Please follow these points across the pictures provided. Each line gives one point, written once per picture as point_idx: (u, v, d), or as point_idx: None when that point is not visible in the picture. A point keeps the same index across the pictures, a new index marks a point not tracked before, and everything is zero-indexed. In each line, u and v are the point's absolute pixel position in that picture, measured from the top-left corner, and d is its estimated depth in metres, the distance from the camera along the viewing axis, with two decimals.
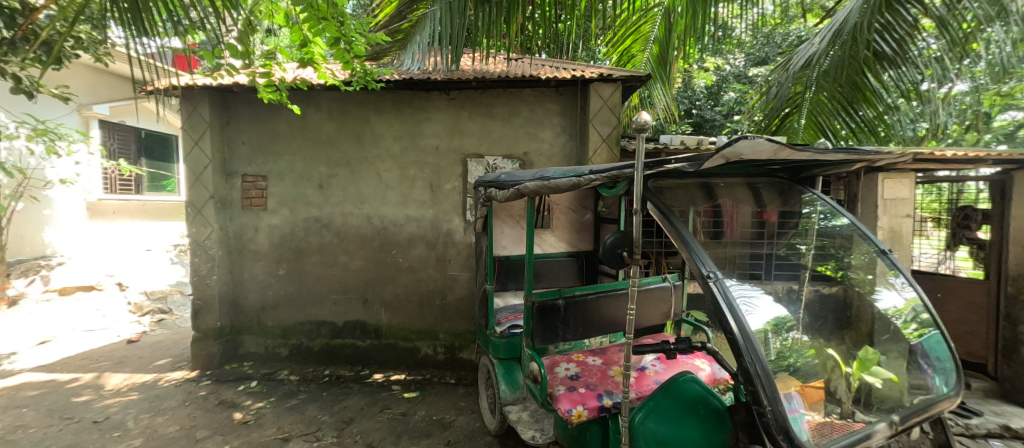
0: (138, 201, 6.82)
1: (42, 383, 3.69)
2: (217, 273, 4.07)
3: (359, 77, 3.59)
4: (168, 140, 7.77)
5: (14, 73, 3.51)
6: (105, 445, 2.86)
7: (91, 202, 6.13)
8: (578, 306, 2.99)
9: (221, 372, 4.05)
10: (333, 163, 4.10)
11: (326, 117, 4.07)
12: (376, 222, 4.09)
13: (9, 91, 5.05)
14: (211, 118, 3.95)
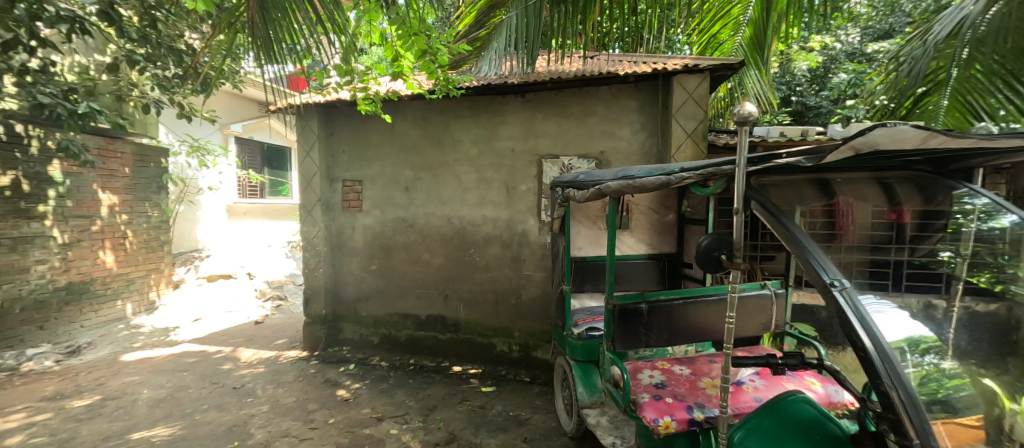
0: (260, 204, 8.08)
1: (196, 353, 4.53)
2: (322, 266, 4.63)
3: (442, 86, 3.83)
4: (284, 152, 9.02)
5: (178, 101, 4.37)
6: (242, 408, 3.43)
7: (229, 204, 7.42)
8: (664, 313, 2.79)
9: (325, 354, 4.60)
10: (417, 167, 4.42)
11: (411, 125, 4.41)
12: (456, 222, 4.33)
13: (174, 116, 6.28)
14: (319, 130, 4.53)
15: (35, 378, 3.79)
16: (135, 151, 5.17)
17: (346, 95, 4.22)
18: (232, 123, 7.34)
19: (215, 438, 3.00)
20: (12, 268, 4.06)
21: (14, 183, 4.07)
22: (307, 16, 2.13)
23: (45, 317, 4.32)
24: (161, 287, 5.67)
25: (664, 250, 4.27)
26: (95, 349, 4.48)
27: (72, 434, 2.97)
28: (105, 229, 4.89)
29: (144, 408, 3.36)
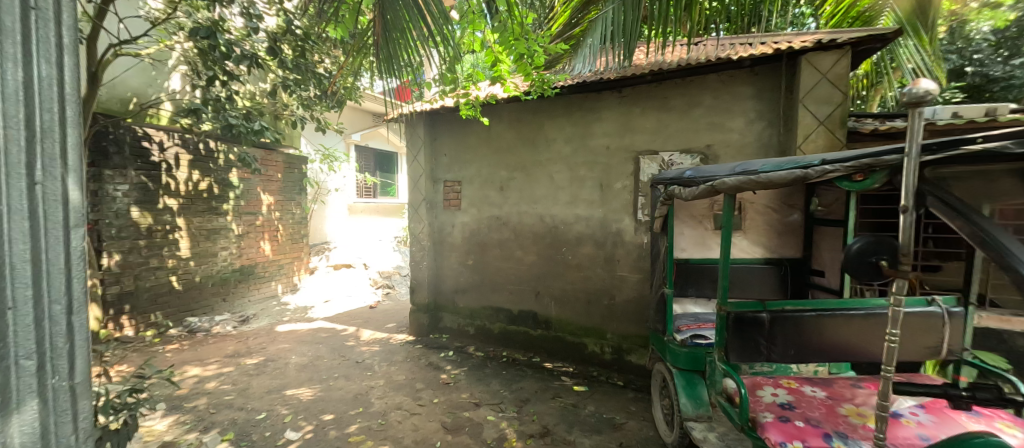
0: (375, 203, 9.19)
1: (328, 329, 5.34)
2: (427, 260, 5.09)
3: (537, 87, 3.88)
4: (392, 156, 10.07)
5: (314, 116, 5.20)
6: (364, 381, 3.96)
7: (350, 204, 8.57)
8: (791, 324, 2.43)
9: (429, 340, 5.05)
10: (512, 167, 4.57)
11: (506, 127, 4.58)
12: (548, 221, 4.38)
13: (312, 129, 7.45)
14: (424, 135, 4.98)
15: (220, 338, 4.85)
16: (285, 159, 6.28)
17: (450, 101, 4.53)
18: (353, 132, 8.43)
19: (344, 403, 3.51)
20: (206, 252, 5.24)
21: (208, 186, 5.24)
22: (425, 34, 2.26)
23: (226, 292, 5.50)
24: (301, 272, 6.78)
25: (785, 254, 3.76)
26: (258, 319, 5.56)
27: (245, 386, 3.74)
28: (264, 224, 6.01)
29: (292, 371, 4.09)
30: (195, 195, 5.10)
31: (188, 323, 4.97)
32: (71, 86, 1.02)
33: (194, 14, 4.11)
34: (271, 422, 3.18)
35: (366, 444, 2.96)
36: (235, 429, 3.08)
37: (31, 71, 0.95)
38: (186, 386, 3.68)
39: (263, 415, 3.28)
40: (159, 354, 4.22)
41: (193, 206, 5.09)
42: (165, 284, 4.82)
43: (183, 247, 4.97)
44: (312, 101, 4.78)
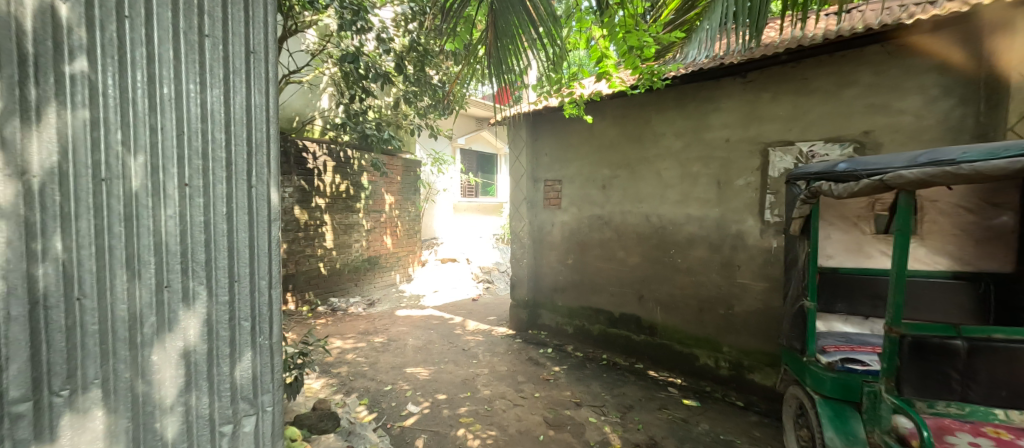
0: (477, 202, 9.72)
1: (438, 317, 5.84)
2: (527, 258, 5.22)
3: (646, 81, 3.66)
4: (492, 158, 10.58)
5: (426, 123, 5.74)
6: (470, 367, 4.24)
7: (455, 203, 9.20)
8: (1005, 356, 1.89)
9: (529, 336, 5.15)
10: (615, 165, 4.40)
11: (610, 124, 4.42)
12: (654, 221, 4.11)
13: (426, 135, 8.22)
14: (526, 135, 5.12)
15: (353, 317, 5.66)
16: (404, 163, 7.04)
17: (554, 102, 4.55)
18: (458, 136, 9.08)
19: (455, 386, 3.80)
20: (344, 244, 6.14)
21: (347, 188, 6.10)
22: (531, 39, 2.33)
23: (358, 278, 6.38)
24: (414, 265, 7.49)
25: (985, 268, 2.82)
26: (382, 303, 6.35)
27: (373, 361, 4.31)
28: (387, 220, 6.81)
29: (411, 352, 4.57)
30: (338, 196, 5.97)
31: (331, 302, 5.91)
32: (266, 83, 1.29)
33: (338, 43, 4.84)
34: (395, 394, 3.61)
35: (475, 427, 3.15)
36: (369, 397, 3.56)
37: (244, 68, 1.24)
38: (331, 355, 4.34)
39: (389, 387, 3.75)
40: (313, 327, 5.08)
41: (336, 205, 5.97)
42: (315, 269, 5.77)
43: (328, 239, 5.89)
44: (426, 110, 5.27)
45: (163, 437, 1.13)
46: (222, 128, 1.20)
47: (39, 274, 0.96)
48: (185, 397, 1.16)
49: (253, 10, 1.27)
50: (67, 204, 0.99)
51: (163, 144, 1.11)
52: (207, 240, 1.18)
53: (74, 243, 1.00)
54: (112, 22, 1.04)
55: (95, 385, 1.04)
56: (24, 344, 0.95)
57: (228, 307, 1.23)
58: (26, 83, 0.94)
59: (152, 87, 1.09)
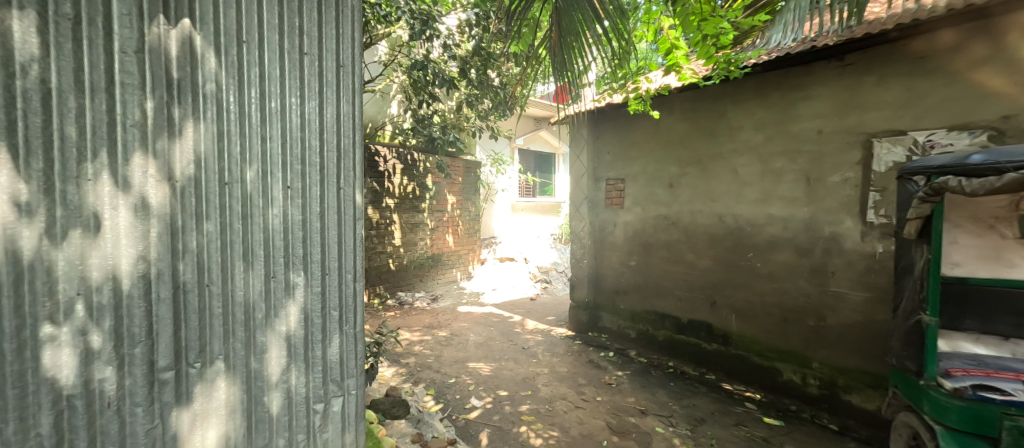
0: (535, 201, 9.74)
1: (498, 314, 5.95)
2: (587, 258, 5.14)
3: (720, 71, 3.41)
4: (550, 157, 10.55)
5: (487, 125, 5.87)
6: (530, 366, 4.27)
7: (513, 203, 9.28)
8: None
9: (590, 338, 5.07)
10: (684, 162, 4.19)
11: (679, 119, 4.21)
12: (729, 221, 3.86)
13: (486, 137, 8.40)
14: (588, 134, 5.06)
15: (418, 311, 5.93)
16: (466, 164, 7.26)
17: (618, 99, 4.45)
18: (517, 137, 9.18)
19: (516, 384, 3.85)
20: (411, 242, 6.46)
21: (414, 189, 6.39)
22: (594, 35, 2.26)
23: (423, 274, 6.67)
24: (474, 263, 7.67)
25: None
26: (445, 299, 6.59)
27: (439, 354, 4.49)
28: (449, 220, 7.06)
29: (472, 347, 4.70)
30: (405, 196, 6.28)
31: (399, 296, 6.24)
32: (351, 96, 1.47)
33: (405, 53, 5.12)
34: (459, 388, 3.73)
35: (536, 425, 3.16)
36: (435, 388, 3.72)
37: (334, 82, 1.42)
38: (401, 346, 4.57)
39: (453, 380, 3.88)
40: (383, 319, 5.40)
41: (403, 204, 6.29)
42: (385, 264, 6.12)
43: (396, 237, 6.23)
44: (488, 112, 5.38)
45: (270, 407, 1.31)
46: (317, 137, 1.37)
47: (178, 264, 1.11)
48: (287, 373, 1.34)
49: (342, 30, 1.44)
50: (199, 204, 1.14)
51: (271, 152, 1.27)
52: (304, 236, 1.35)
53: (205, 238, 1.15)
54: (235, 46, 1.20)
55: (220, 360, 1.19)
56: (168, 324, 1.10)
57: (320, 296, 1.41)
58: (171, 98, 1.08)
59: (264, 103, 1.26)
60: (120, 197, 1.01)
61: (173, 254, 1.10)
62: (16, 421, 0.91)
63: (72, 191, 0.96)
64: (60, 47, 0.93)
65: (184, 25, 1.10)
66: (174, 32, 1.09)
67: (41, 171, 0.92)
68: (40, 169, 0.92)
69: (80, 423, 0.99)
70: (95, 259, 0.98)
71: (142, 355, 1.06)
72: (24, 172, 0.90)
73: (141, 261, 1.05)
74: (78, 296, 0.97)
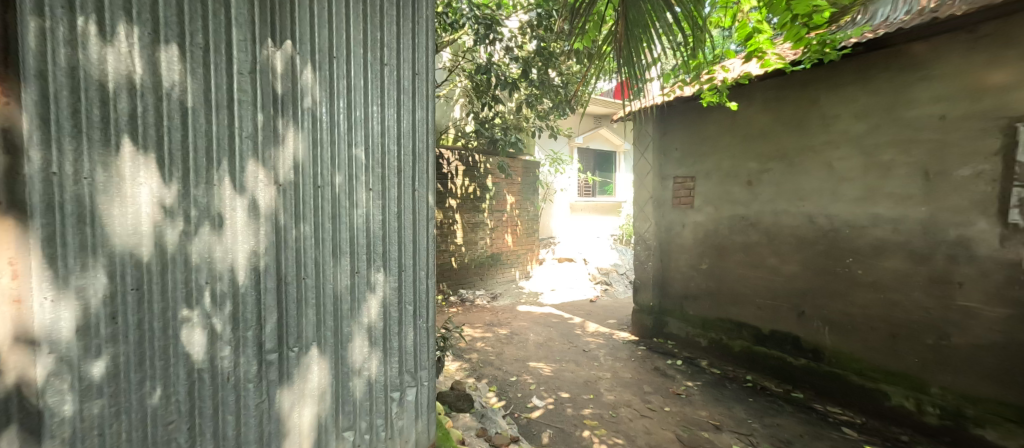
0: (594, 201, 9.57)
1: (557, 315, 5.92)
2: (653, 260, 4.95)
3: (809, 56, 3.14)
4: (611, 156, 10.30)
5: (547, 124, 5.86)
6: (592, 369, 4.21)
7: (572, 203, 9.19)
8: None
9: (655, 344, 4.87)
10: (766, 157, 3.92)
11: (760, 111, 3.94)
12: (821, 222, 3.55)
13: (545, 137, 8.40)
14: (653, 130, 4.86)
15: (479, 309, 6.07)
16: (526, 165, 7.32)
17: (688, 92, 4.26)
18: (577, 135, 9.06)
19: (578, 386, 3.80)
20: (472, 241, 6.63)
21: (475, 189, 6.55)
22: (665, 25, 2.12)
23: (483, 272, 6.81)
24: (532, 263, 7.69)
25: None
26: (504, 298, 6.70)
27: (500, 351, 4.57)
28: (508, 220, 7.14)
29: (533, 347, 4.72)
30: (467, 196, 6.46)
31: (460, 293, 6.43)
32: (422, 105, 1.62)
33: (467, 58, 5.25)
34: (521, 386, 3.77)
35: (600, 431, 3.11)
36: (497, 385, 3.79)
37: (409, 90, 1.58)
38: (464, 342, 4.69)
39: (514, 378, 3.93)
40: (447, 315, 5.60)
41: (464, 205, 6.48)
42: (447, 263, 6.32)
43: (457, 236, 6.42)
44: (548, 113, 5.31)
45: (353, 390, 1.46)
46: (395, 143, 1.53)
47: (281, 257, 1.28)
48: (368, 360, 1.49)
49: (416, 42, 1.60)
50: (299, 206, 1.31)
51: (356, 158, 1.43)
52: (383, 235, 1.51)
53: (303, 235, 1.32)
54: (328, 61, 1.36)
55: (313, 345, 1.36)
56: (274, 311, 1.27)
57: (395, 290, 1.55)
58: (277, 111, 1.26)
59: (351, 113, 1.42)
60: (239, 199, 1.19)
61: (277, 248, 1.27)
62: (160, 388, 1.08)
63: (201, 195, 1.13)
64: (194, 71, 1.11)
65: (287, 47, 1.28)
66: (280, 53, 1.26)
67: (181, 178, 1.09)
68: (178, 177, 1.09)
69: (207, 394, 1.16)
70: (218, 253, 1.16)
71: (253, 337, 1.23)
72: (170, 178, 1.08)
73: (254, 255, 1.22)
74: (205, 286, 1.15)
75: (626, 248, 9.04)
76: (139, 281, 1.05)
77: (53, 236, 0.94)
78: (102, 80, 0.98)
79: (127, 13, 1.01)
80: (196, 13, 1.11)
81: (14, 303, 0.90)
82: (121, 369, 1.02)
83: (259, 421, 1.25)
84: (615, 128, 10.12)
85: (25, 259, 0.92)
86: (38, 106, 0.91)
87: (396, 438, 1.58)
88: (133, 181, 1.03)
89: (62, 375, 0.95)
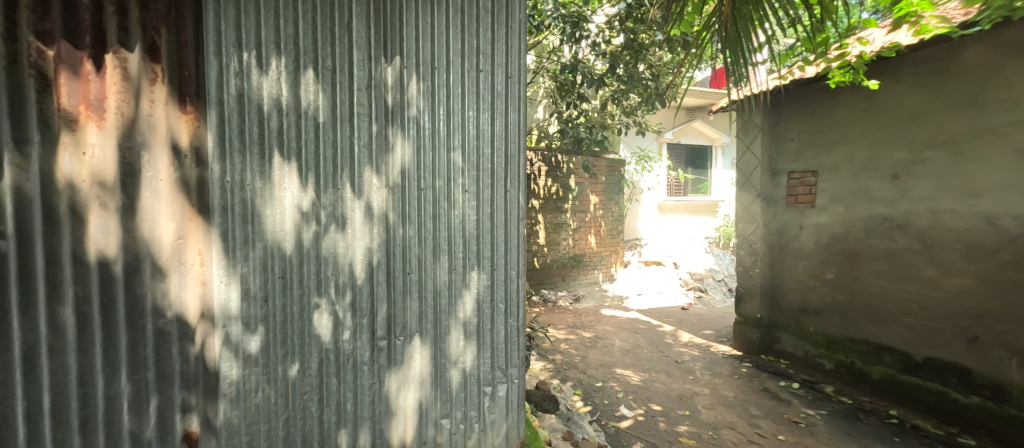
0: (685, 201, 8.96)
1: (645, 322, 5.62)
2: (760, 267, 4.40)
3: (988, 12, 2.55)
4: (705, 151, 9.50)
5: (636, 121, 5.60)
6: (687, 383, 3.86)
7: (660, 203, 8.74)
8: None
9: (763, 361, 4.32)
10: (920, 144, 3.21)
11: (911, 88, 3.25)
12: (1002, 225, 2.80)
13: (631, 135, 8.11)
14: (761, 120, 4.33)
15: (561, 310, 6.05)
16: (610, 164, 7.11)
17: (810, 72, 3.72)
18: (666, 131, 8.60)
19: (671, 400, 3.52)
20: (554, 241, 6.63)
21: (558, 190, 6.54)
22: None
23: (565, 273, 6.77)
24: (617, 265, 7.44)
25: None
26: (587, 300, 6.60)
27: (585, 355, 4.44)
28: (591, 220, 7.00)
29: (619, 353, 4.52)
30: (549, 197, 6.48)
31: (542, 294, 6.48)
32: (515, 106, 1.65)
33: (550, 57, 5.16)
34: (607, 393, 3.60)
35: None
36: (582, 388, 3.67)
37: (502, 93, 1.62)
38: (547, 342, 4.65)
39: (600, 384, 3.76)
40: (530, 314, 5.69)
41: (547, 205, 6.51)
42: (529, 262, 6.43)
43: (540, 237, 6.48)
44: (635, 108, 5.11)
45: (450, 380, 1.54)
46: (488, 146, 1.59)
47: (390, 253, 1.42)
48: (463, 353, 1.57)
49: (510, 45, 1.63)
50: (405, 207, 1.43)
51: (454, 162, 1.52)
52: (478, 235, 1.57)
53: (408, 233, 1.44)
54: (430, 72, 1.47)
55: (416, 335, 1.47)
56: (384, 302, 1.41)
57: (488, 288, 1.60)
58: (387, 122, 1.40)
59: (450, 119, 1.51)
60: (357, 201, 1.35)
61: (387, 245, 1.41)
62: (298, 362, 1.30)
63: (328, 198, 1.31)
64: (325, 91, 1.30)
65: (396, 63, 1.41)
66: (390, 69, 1.40)
67: (314, 184, 1.29)
68: (312, 181, 1.29)
69: (332, 371, 1.35)
70: (342, 248, 1.34)
71: (367, 324, 1.39)
72: (307, 185, 1.28)
73: (369, 251, 1.38)
74: (331, 277, 1.33)
75: (723, 253, 8.31)
76: (284, 271, 1.27)
77: (225, 233, 1.18)
78: (260, 102, 1.21)
79: (278, 50, 1.24)
80: (326, 41, 1.30)
81: (201, 283, 1.16)
82: (270, 345, 1.25)
83: (371, 399, 1.40)
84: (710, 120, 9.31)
85: (211, 251, 1.17)
86: (217, 127, 1.15)
87: (488, 431, 1.63)
88: (281, 188, 1.25)
89: (231, 345, 1.20)
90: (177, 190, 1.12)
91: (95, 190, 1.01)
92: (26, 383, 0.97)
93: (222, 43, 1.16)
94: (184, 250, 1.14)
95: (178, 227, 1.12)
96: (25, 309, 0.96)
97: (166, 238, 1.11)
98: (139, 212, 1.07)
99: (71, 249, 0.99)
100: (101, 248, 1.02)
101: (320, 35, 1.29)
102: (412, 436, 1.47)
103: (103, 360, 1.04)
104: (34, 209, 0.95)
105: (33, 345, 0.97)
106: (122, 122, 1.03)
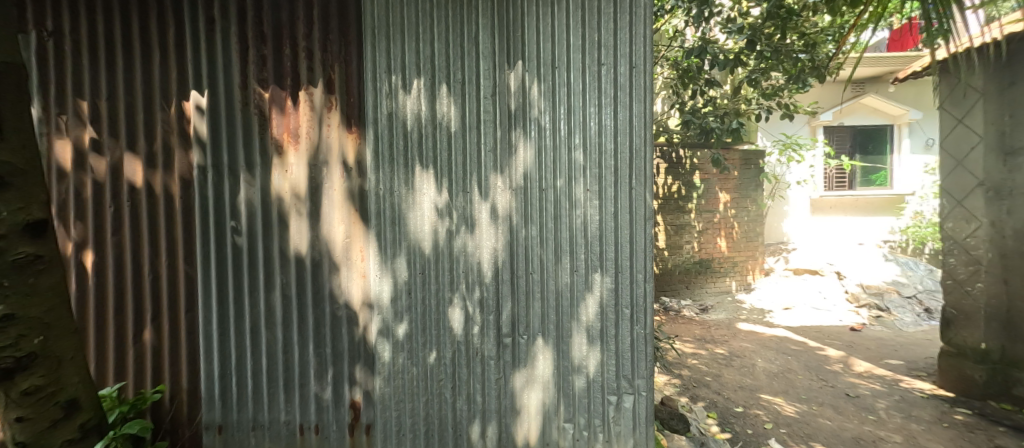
0: (848, 196, 7.44)
1: (798, 343, 4.62)
2: (986, 281, 2.92)
3: None
4: (884, 130, 7.56)
5: (783, 103, 4.76)
6: (864, 424, 2.84)
7: (815, 198, 7.46)
8: None
9: (993, 410, 2.86)
10: None
11: None
12: None
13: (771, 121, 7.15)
14: (984, 84, 2.92)
15: (686, 321, 5.55)
16: (743, 157, 6.29)
17: None
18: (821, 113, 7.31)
19: (844, 443, 2.61)
20: (675, 244, 6.14)
21: (679, 188, 6.04)
22: None
23: (690, 280, 6.20)
24: (756, 273, 6.54)
25: None
26: (717, 311, 5.91)
27: (718, 373, 3.77)
28: (721, 221, 6.28)
29: (764, 375, 3.72)
30: (669, 196, 6.03)
31: (664, 302, 6.03)
32: (643, 97, 1.45)
33: (671, 43, 4.73)
34: (751, 421, 2.88)
35: None
36: (717, 412, 3.01)
37: (627, 86, 1.45)
38: (672, 355, 4.12)
39: (741, 409, 3.06)
40: None
41: (667, 205, 6.07)
42: None
43: (660, 240, 6.07)
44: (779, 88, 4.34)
45: (573, 384, 1.48)
46: (611, 141, 1.47)
47: (513, 252, 1.47)
48: (587, 358, 1.48)
49: (635, 31, 1.45)
50: (525, 208, 1.47)
51: (574, 160, 1.47)
52: (600, 236, 1.47)
53: (528, 234, 1.47)
54: (550, 72, 1.47)
55: (539, 335, 1.48)
56: (507, 300, 1.47)
57: (613, 292, 1.47)
58: (510, 126, 1.47)
59: (570, 118, 1.47)
60: (484, 203, 1.46)
61: (510, 245, 1.47)
62: (436, 350, 1.47)
63: (459, 203, 1.46)
64: (456, 103, 1.46)
65: (519, 68, 1.47)
66: (513, 75, 1.47)
67: (447, 189, 1.46)
68: (445, 185, 1.46)
69: (464, 362, 1.47)
70: (471, 247, 1.46)
71: (493, 321, 1.47)
72: (441, 191, 1.46)
73: (495, 251, 1.47)
74: (463, 275, 1.47)
75: (915, 262, 6.33)
76: (423, 268, 1.46)
77: (379, 233, 1.45)
78: (405, 119, 1.45)
79: (418, 73, 1.45)
80: (456, 58, 1.46)
81: (363, 276, 1.48)
82: (413, 333, 1.46)
83: (497, 393, 1.48)
84: (889, 93, 7.43)
85: (368, 249, 1.48)
86: (373, 143, 1.44)
87: (613, 444, 1.48)
88: (422, 195, 1.45)
89: (384, 332, 1.46)
90: (345, 198, 1.47)
91: (293, 203, 1.48)
92: (253, 346, 1.48)
93: (378, 70, 1.44)
94: (350, 248, 1.48)
95: (346, 228, 1.48)
96: (252, 290, 1.48)
97: (338, 237, 1.48)
98: (321, 218, 1.48)
99: (280, 248, 1.48)
100: (298, 247, 1.48)
101: (452, 54, 1.46)
102: (535, 437, 1.48)
103: (296, 332, 1.49)
104: (259, 226, 1.48)
105: (257, 318, 1.48)
106: (310, 145, 1.48)
